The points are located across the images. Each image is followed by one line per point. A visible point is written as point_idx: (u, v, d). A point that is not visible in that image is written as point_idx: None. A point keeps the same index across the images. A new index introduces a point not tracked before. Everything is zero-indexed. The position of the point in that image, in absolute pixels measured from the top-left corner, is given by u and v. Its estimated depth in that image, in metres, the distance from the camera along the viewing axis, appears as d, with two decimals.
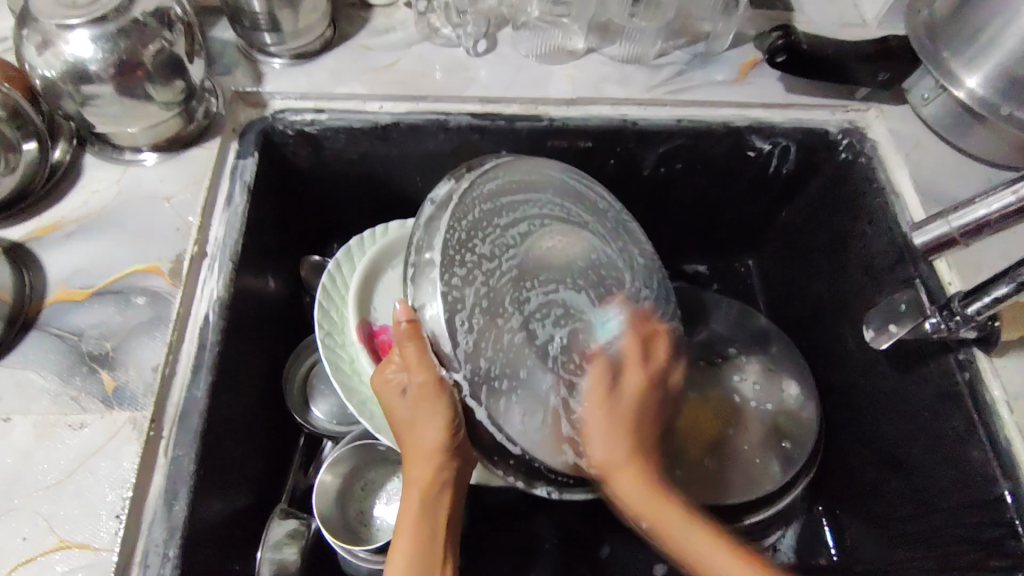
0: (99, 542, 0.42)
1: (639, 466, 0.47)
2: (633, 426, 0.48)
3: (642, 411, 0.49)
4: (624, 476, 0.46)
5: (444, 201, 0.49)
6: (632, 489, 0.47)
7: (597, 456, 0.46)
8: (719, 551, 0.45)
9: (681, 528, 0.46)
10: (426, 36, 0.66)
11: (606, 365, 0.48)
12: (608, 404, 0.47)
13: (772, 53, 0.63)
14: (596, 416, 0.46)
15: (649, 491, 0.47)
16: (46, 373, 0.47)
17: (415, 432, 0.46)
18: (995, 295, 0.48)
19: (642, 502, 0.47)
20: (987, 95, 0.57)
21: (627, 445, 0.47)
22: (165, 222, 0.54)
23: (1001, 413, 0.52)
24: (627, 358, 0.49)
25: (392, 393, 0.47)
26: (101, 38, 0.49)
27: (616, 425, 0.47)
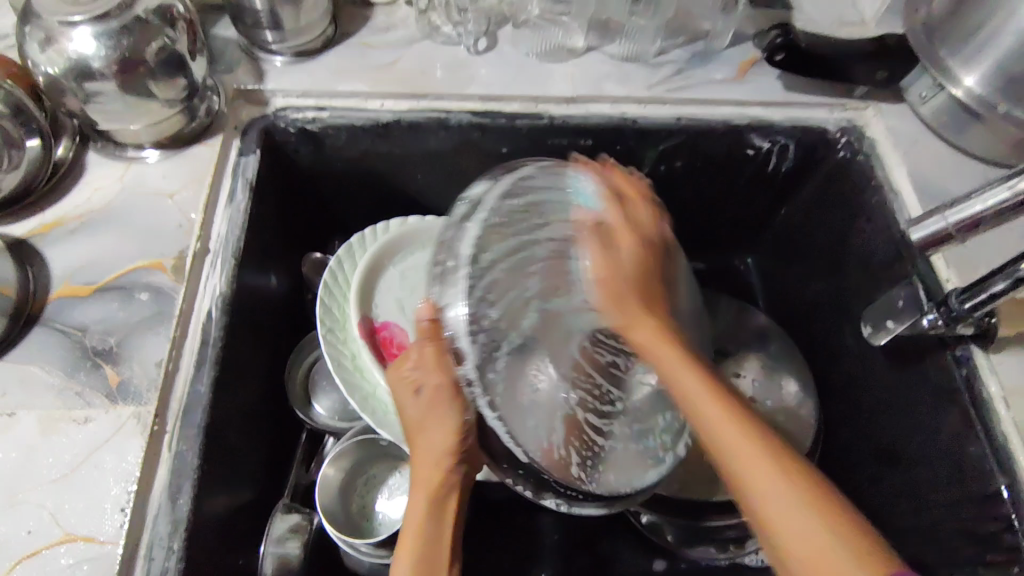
0: (104, 535, 0.43)
1: (637, 308, 0.47)
2: (647, 278, 0.49)
3: (625, 275, 0.48)
4: (645, 328, 0.46)
5: (482, 201, 0.48)
6: (649, 327, 0.46)
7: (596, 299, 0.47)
8: (734, 425, 0.41)
9: (657, 350, 0.45)
10: (427, 34, 0.67)
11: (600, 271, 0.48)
12: (608, 255, 0.48)
13: (771, 51, 0.65)
14: (599, 258, 0.48)
15: (655, 330, 0.46)
16: (50, 368, 0.48)
17: (426, 436, 0.48)
18: (992, 291, 0.49)
19: (658, 352, 0.45)
20: (984, 93, 0.57)
21: (630, 258, 0.49)
22: (168, 219, 0.54)
23: (998, 409, 0.52)
24: (618, 229, 0.50)
25: (405, 395, 0.49)
26: (104, 36, 0.49)
27: (615, 260, 0.48)
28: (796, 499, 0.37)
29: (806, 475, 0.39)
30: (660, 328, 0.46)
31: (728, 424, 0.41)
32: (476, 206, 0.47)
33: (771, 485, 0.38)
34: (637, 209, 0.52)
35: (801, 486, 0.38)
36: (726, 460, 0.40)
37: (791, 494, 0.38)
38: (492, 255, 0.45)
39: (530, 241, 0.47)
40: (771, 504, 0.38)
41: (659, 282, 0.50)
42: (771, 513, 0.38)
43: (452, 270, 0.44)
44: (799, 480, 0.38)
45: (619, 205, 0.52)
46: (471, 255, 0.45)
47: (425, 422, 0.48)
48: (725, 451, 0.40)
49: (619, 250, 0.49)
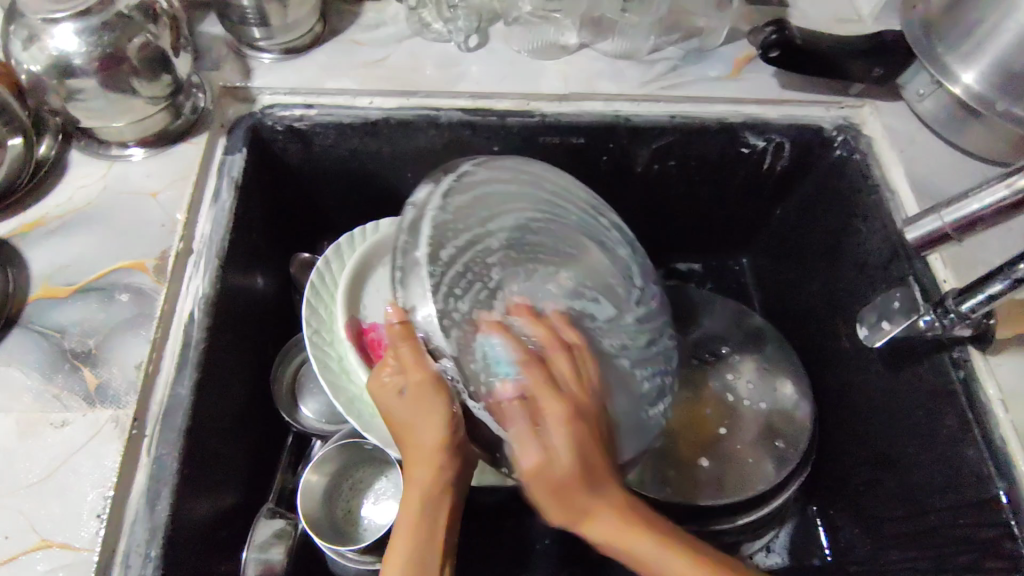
0: (80, 541, 0.41)
1: (597, 500, 0.42)
2: (594, 456, 0.42)
3: (584, 407, 0.43)
4: (582, 502, 0.41)
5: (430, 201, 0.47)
6: (606, 524, 0.42)
7: (562, 461, 0.41)
8: (680, 559, 0.42)
9: (601, 524, 0.42)
10: (417, 31, 0.66)
11: (551, 465, 0.41)
12: (563, 395, 0.43)
13: (765, 49, 0.63)
14: (564, 437, 0.41)
15: (615, 516, 0.42)
16: (28, 370, 0.47)
17: (415, 432, 0.45)
18: (990, 292, 0.48)
19: (614, 534, 0.42)
20: (983, 90, 0.56)
21: (566, 443, 0.41)
22: (151, 218, 0.54)
23: (997, 412, 0.51)
24: (539, 395, 0.42)
25: (388, 396, 0.46)
26: (85, 32, 0.49)
27: (550, 445, 0.41)
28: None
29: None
30: (624, 503, 0.43)
31: (682, 562, 0.42)
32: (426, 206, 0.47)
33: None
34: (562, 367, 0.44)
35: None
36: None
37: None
38: (452, 251, 0.45)
39: (483, 234, 0.47)
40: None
41: (591, 455, 0.42)
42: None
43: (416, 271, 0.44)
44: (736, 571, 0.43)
45: (538, 359, 0.43)
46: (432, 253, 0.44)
47: (412, 422, 0.45)
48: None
49: (570, 428, 0.42)
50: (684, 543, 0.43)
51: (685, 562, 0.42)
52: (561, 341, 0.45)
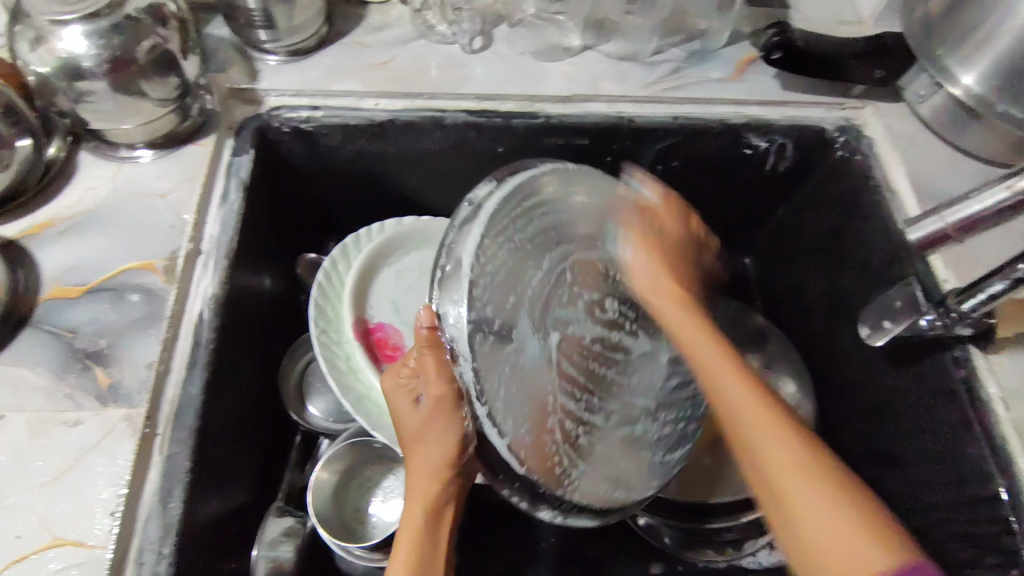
0: (93, 539, 0.42)
1: (731, 362, 0.43)
2: (676, 268, 0.51)
3: (683, 248, 0.52)
4: (673, 321, 0.48)
5: (483, 205, 0.46)
6: (727, 368, 0.43)
7: (637, 280, 0.50)
8: (787, 442, 0.38)
9: (685, 318, 0.47)
10: (422, 34, 0.66)
11: (642, 274, 0.50)
12: (651, 260, 0.50)
13: (766, 51, 0.63)
14: (642, 254, 0.50)
15: (719, 344, 0.44)
16: (40, 371, 0.47)
17: (423, 446, 0.47)
18: (991, 292, 0.49)
19: (703, 351, 0.44)
20: (982, 92, 0.57)
21: (664, 273, 0.50)
22: (160, 219, 0.54)
23: (997, 410, 0.52)
24: (659, 237, 0.52)
25: (404, 405, 0.48)
26: (95, 35, 0.49)
27: (653, 269, 0.50)
28: (846, 512, 0.35)
29: (857, 494, 0.36)
30: (700, 321, 0.47)
31: (787, 441, 0.38)
32: (477, 211, 0.46)
33: (813, 502, 0.35)
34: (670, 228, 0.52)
35: (827, 478, 0.36)
36: (759, 470, 0.38)
37: (834, 508, 0.35)
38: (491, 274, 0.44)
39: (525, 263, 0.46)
40: (795, 526, 0.36)
41: (685, 281, 0.51)
42: (811, 539, 0.35)
43: (456, 278, 0.43)
44: (843, 486, 0.36)
45: (655, 228, 0.52)
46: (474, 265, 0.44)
47: (426, 435, 0.46)
48: (764, 467, 0.38)
49: (659, 245, 0.51)
50: (799, 441, 0.38)
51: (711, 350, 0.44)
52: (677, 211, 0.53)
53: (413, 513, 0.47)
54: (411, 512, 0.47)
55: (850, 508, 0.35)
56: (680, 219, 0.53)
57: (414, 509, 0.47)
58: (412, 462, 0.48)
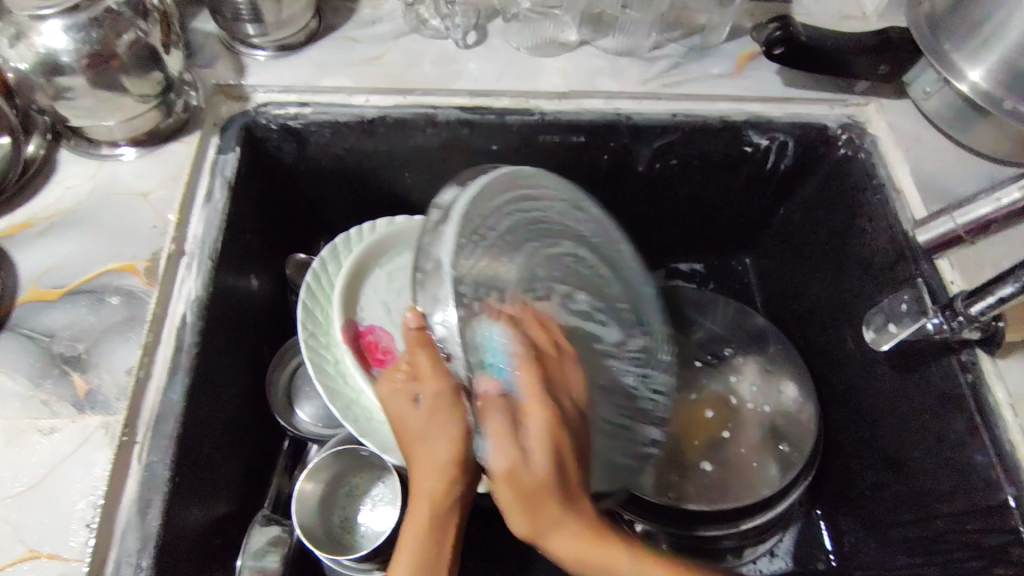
0: (68, 552, 0.40)
1: (570, 497, 0.39)
2: (546, 472, 0.38)
3: (565, 437, 0.40)
4: (570, 538, 0.39)
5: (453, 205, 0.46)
6: (571, 534, 0.39)
7: (546, 544, 0.39)
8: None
9: (605, 555, 0.39)
10: (415, 28, 0.64)
11: (554, 543, 0.39)
12: (515, 450, 0.38)
13: (770, 46, 0.61)
14: (536, 425, 0.39)
15: (581, 534, 0.39)
16: (15, 376, 0.45)
17: (428, 445, 0.44)
18: (1001, 294, 0.47)
19: (591, 555, 0.39)
20: (989, 89, 0.55)
21: (558, 507, 0.38)
22: (143, 219, 0.52)
23: (1006, 416, 0.50)
24: (527, 406, 0.40)
25: (404, 401, 0.46)
26: (73, 28, 0.47)
27: (517, 505, 0.38)
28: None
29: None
30: (587, 522, 0.39)
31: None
32: (448, 212, 0.46)
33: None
34: (486, 382, 0.40)
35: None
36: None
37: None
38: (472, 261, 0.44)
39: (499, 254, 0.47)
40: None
41: (573, 439, 0.41)
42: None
43: (437, 276, 0.43)
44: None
45: (511, 412, 0.39)
46: (455, 263, 0.43)
47: (428, 434, 0.44)
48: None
49: (546, 426, 0.39)
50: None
51: (649, 567, 0.40)
52: (534, 371, 0.41)
53: (417, 513, 0.45)
54: (417, 513, 0.45)
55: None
56: (543, 377, 0.42)
57: (418, 511, 0.45)
58: (415, 462, 0.46)
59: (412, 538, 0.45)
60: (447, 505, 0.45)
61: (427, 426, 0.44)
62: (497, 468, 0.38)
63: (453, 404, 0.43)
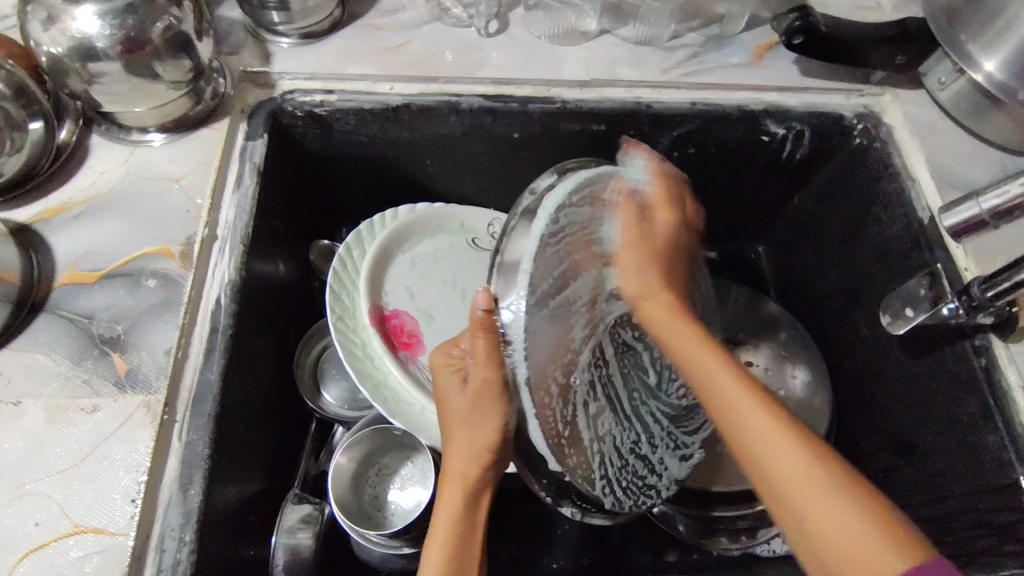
0: (114, 527, 0.42)
1: (660, 296, 0.48)
2: (660, 277, 0.49)
3: (668, 242, 0.50)
4: (654, 307, 0.48)
5: (546, 196, 0.45)
6: (680, 332, 0.46)
7: (624, 288, 0.48)
8: (797, 448, 0.37)
9: (727, 388, 0.41)
10: (437, 16, 0.65)
11: (642, 274, 0.48)
12: (639, 272, 0.48)
13: (789, 35, 0.62)
14: (629, 263, 0.48)
15: (707, 342, 0.44)
16: (56, 357, 0.46)
17: (468, 431, 0.46)
18: (1015, 279, 0.49)
19: (672, 330, 0.47)
20: (1003, 79, 0.57)
21: (655, 275, 0.48)
22: (175, 204, 0.53)
23: (1018, 400, 0.52)
24: (654, 206, 0.50)
25: (453, 381, 0.47)
26: (109, 14, 0.48)
27: (646, 293, 0.48)
28: (819, 485, 0.36)
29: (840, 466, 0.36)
30: (693, 322, 0.47)
31: (786, 444, 0.37)
32: (542, 203, 0.45)
33: (832, 510, 0.35)
34: (654, 217, 0.50)
35: (847, 503, 0.35)
36: (768, 477, 0.38)
37: (842, 503, 0.35)
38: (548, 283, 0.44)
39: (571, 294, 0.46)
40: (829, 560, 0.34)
41: (672, 288, 0.49)
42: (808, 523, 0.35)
43: (514, 269, 0.43)
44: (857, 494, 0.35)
45: (635, 233, 0.48)
46: (535, 263, 0.42)
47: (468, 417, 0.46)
48: (778, 478, 0.37)
49: (646, 243, 0.49)
50: (807, 442, 0.37)
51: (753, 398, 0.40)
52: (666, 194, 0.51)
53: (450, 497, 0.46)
54: (450, 495, 0.46)
55: (851, 495, 0.35)
56: (665, 203, 0.50)
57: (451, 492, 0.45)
58: (453, 444, 0.47)
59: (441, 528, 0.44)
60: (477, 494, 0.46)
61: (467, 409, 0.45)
62: (621, 273, 0.48)
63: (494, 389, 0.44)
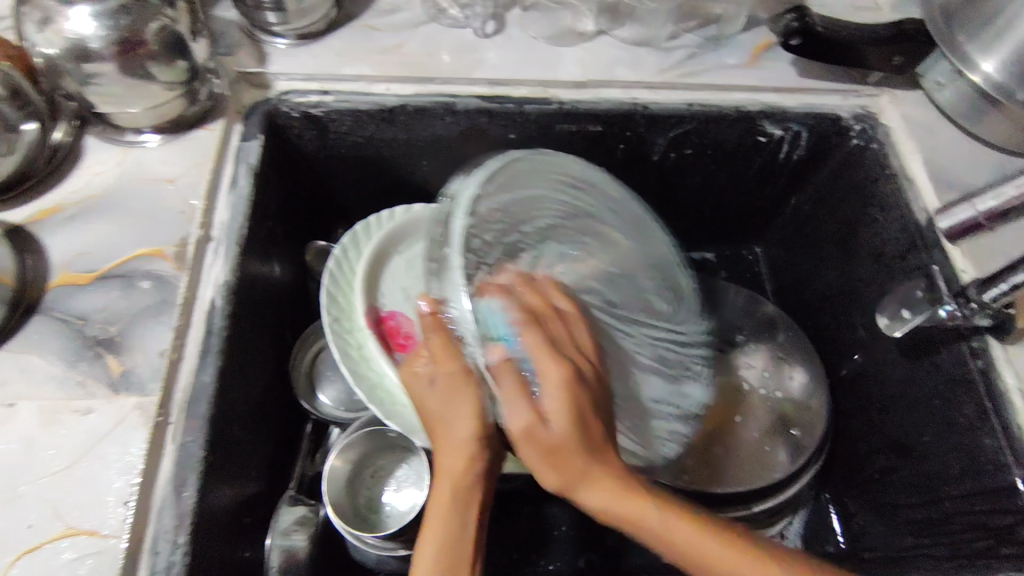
0: (107, 529, 0.41)
1: (593, 447, 0.42)
2: (587, 421, 0.42)
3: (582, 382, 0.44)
4: (602, 484, 0.42)
5: (459, 193, 0.47)
6: (600, 469, 0.42)
7: (553, 484, 0.42)
8: (731, 557, 0.41)
9: (659, 523, 0.42)
10: (433, 17, 0.65)
11: (542, 421, 0.41)
12: (550, 427, 0.41)
13: (786, 36, 0.62)
14: (561, 408, 0.41)
15: (607, 476, 0.42)
16: (49, 358, 0.46)
17: (446, 426, 0.46)
18: (1013, 281, 0.49)
19: (612, 506, 0.42)
20: (1002, 80, 0.57)
21: (571, 431, 0.41)
22: (170, 205, 0.53)
23: (1016, 402, 0.51)
24: (537, 359, 0.43)
25: (422, 385, 0.47)
26: (102, 15, 0.48)
27: (568, 467, 0.41)
28: None
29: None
30: (617, 472, 0.43)
31: (727, 552, 0.41)
32: (456, 201, 0.46)
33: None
34: (543, 363, 0.42)
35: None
36: None
37: None
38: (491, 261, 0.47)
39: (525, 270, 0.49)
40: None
41: (595, 410, 0.43)
42: None
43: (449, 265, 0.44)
44: None
45: (520, 385, 0.41)
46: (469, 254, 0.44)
47: (446, 417, 0.46)
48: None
49: (574, 397, 0.42)
50: (732, 540, 0.42)
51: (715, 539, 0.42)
52: (535, 330, 0.44)
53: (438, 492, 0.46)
54: (439, 491, 0.46)
55: None
56: (553, 352, 0.44)
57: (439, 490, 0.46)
58: (437, 441, 0.47)
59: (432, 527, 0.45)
60: (467, 489, 0.46)
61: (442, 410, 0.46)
62: (556, 426, 0.41)
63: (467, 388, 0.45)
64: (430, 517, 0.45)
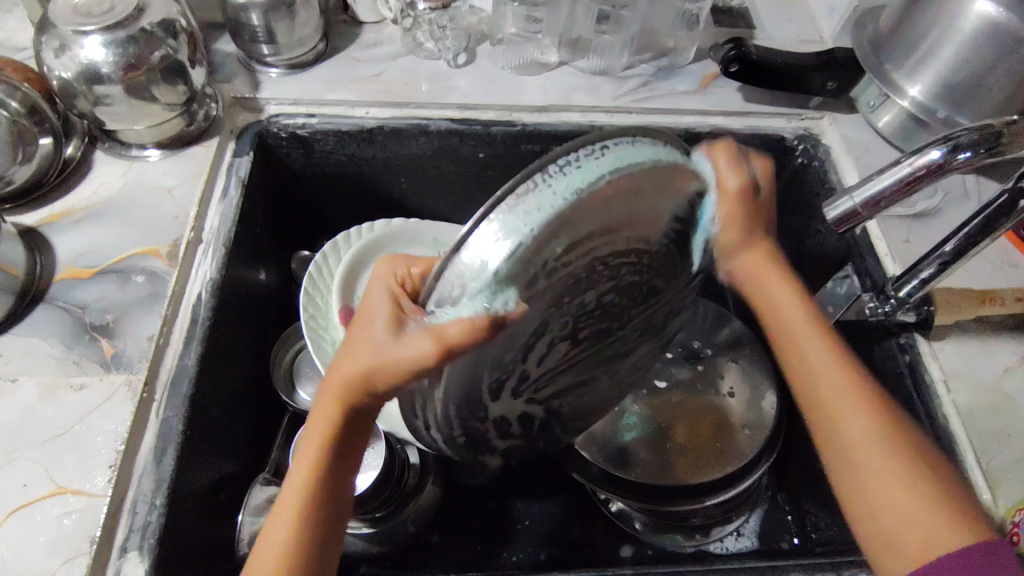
0: (92, 489, 0.46)
1: (752, 237, 0.47)
2: (764, 206, 0.47)
3: (759, 196, 0.46)
4: (765, 274, 0.48)
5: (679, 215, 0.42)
6: (760, 262, 0.48)
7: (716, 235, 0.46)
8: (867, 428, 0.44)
9: (820, 358, 0.46)
10: (411, 50, 0.73)
11: (729, 220, 0.46)
12: (731, 210, 0.45)
13: (726, 64, 0.69)
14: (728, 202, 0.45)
15: (766, 256, 0.48)
16: (51, 341, 0.52)
17: (366, 345, 0.38)
18: (922, 276, 0.54)
19: (761, 273, 0.48)
20: (926, 101, 0.63)
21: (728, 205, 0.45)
22: (166, 211, 0.59)
23: (938, 393, 0.55)
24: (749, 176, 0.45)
25: (382, 300, 0.39)
26: (113, 44, 0.55)
27: (730, 225, 0.46)
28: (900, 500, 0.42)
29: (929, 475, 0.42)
30: (771, 255, 0.48)
31: (857, 414, 0.44)
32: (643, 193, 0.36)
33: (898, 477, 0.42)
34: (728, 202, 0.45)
35: (914, 473, 0.42)
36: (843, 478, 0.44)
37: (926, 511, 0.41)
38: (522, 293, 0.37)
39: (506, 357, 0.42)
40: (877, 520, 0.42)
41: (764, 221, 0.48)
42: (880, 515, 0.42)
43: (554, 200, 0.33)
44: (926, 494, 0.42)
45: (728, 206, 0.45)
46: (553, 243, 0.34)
47: (375, 360, 0.37)
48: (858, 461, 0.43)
49: (762, 182, 0.47)
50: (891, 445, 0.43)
51: (860, 406, 0.44)
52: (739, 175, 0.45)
53: (324, 409, 0.41)
54: (321, 410, 0.41)
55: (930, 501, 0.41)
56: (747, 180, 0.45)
57: (315, 436, 0.41)
58: (343, 350, 0.40)
59: (294, 492, 0.40)
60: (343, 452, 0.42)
61: (379, 353, 0.37)
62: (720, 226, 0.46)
63: (421, 354, 0.35)
64: (313, 428, 0.41)
